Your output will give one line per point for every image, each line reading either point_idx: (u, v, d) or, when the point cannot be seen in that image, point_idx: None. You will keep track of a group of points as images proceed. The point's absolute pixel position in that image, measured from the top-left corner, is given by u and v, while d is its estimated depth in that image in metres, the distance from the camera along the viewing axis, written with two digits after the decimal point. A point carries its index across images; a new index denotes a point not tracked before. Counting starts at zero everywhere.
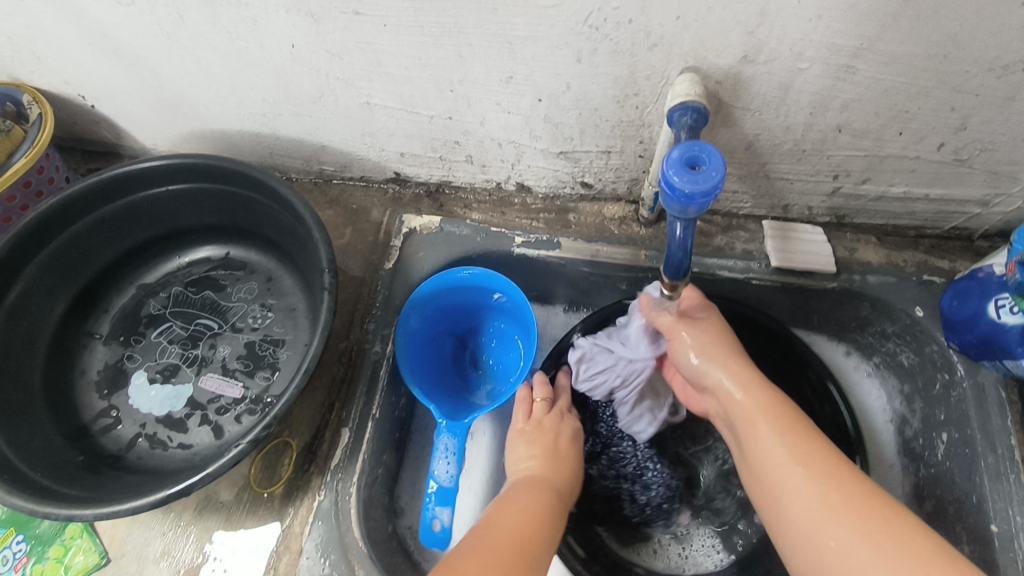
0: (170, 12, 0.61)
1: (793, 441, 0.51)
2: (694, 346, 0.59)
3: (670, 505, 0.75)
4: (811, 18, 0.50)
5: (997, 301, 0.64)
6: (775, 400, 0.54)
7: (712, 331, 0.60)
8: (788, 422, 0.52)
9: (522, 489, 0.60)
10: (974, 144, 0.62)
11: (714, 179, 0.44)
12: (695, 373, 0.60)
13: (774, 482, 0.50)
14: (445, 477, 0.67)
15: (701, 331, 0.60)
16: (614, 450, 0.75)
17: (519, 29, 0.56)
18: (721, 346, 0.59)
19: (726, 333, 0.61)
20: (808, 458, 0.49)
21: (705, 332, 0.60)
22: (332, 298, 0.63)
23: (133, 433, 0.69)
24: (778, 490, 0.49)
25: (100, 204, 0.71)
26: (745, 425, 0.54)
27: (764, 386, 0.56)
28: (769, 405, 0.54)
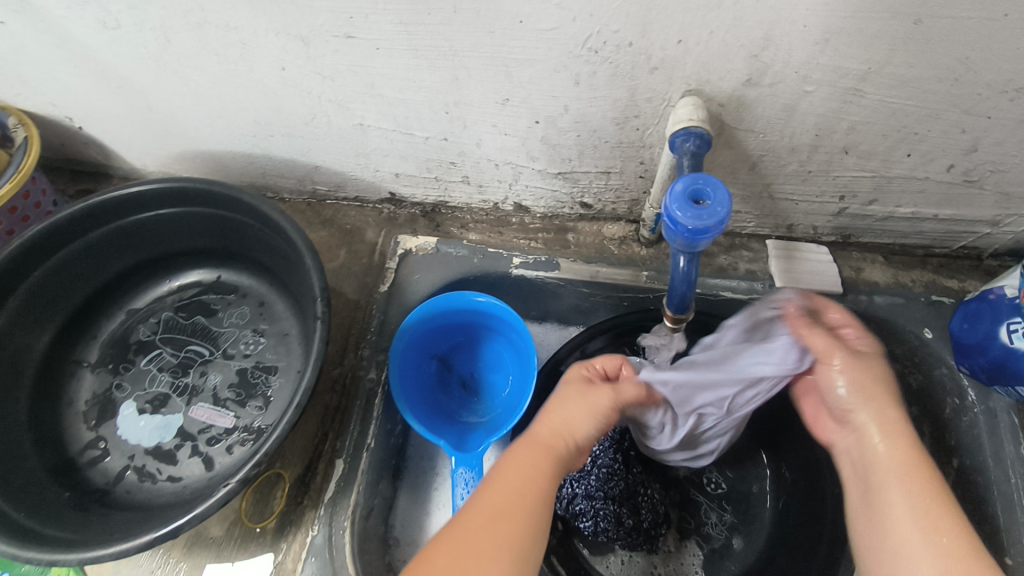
0: (156, 35, 0.59)
1: (918, 500, 0.47)
2: (844, 381, 0.53)
3: (658, 530, 0.73)
4: (818, 41, 0.49)
5: (1009, 325, 0.62)
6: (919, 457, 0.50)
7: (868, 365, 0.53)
8: (924, 487, 0.48)
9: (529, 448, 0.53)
10: (985, 166, 0.60)
11: (719, 214, 0.42)
12: (839, 406, 0.54)
13: (886, 533, 0.47)
14: None
15: (850, 362, 0.53)
16: (605, 469, 0.73)
17: (515, 51, 0.54)
18: (871, 383, 0.52)
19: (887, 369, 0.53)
20: (928, 521, 0.46)
21: (866, 368, 0.53)
22: (325, 327, 0.62)
23: (121, 466, 0.68)
24: (900, 563, 0.46)
25: (87, 230, 0.69)
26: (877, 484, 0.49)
27: (910, 439, 0.50)
28: (905, 457, 0.49)
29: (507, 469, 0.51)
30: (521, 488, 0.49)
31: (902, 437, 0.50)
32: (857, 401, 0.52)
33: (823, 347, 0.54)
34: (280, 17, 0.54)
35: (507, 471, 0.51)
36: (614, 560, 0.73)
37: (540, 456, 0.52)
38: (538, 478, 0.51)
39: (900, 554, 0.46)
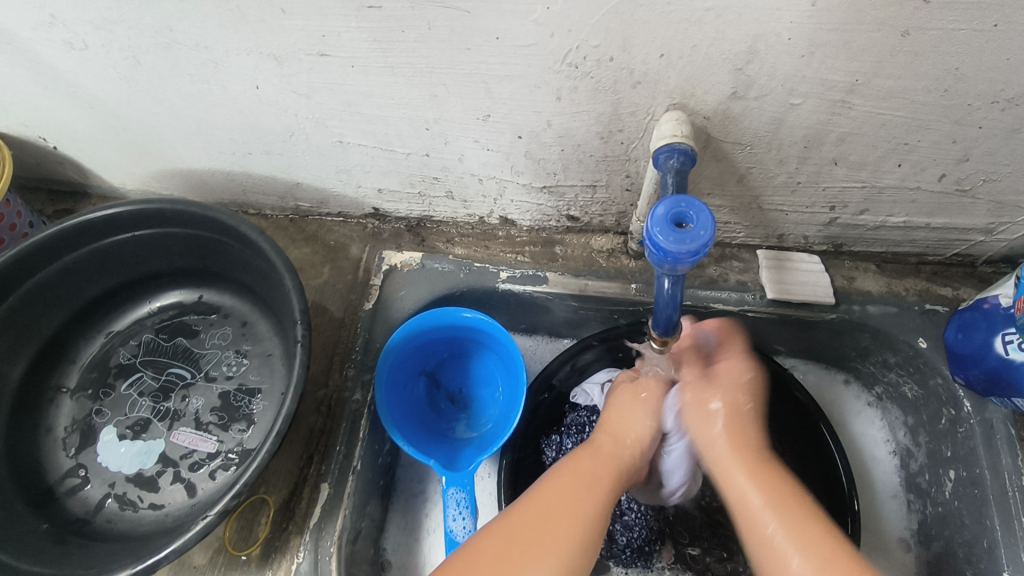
0: (126, 56, 0.58)
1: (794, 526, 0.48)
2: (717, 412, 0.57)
3: (653, 545, 0.72)
4: (803, 54, 0.47)
5: (1004, 335, 0.61)
6: (769, 473, 0.52)
7: (718, 394, 0.58)
8: (780, 498, 0.50)
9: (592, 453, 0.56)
10: (977, 175, 0.59)
11: (703, 238, 0.41)
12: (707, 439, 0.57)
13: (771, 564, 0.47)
14: (462, 533, 0.65)
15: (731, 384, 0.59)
16: None
17: (495, 68, 0.53)
18: (733, 407, 0.57)
19: (753, 400, 0.59)
20: (805, 540, 0.47)
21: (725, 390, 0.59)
22: (306, 350, 0.60)
23: (102, 494, 0.66)
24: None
25: (61, 253, 0.67)
26: (735, 491, 0.53)
27: (749, 461, 0.54)
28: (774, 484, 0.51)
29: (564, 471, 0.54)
30: (577, 495, 0.51)
31: (741, 456, 0.54)
32: (715, 427, 0.56)
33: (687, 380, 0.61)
34: (252, 36, 0.53)
35: (565, 468, 0.54)
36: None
37: (606, 459, 0.56)
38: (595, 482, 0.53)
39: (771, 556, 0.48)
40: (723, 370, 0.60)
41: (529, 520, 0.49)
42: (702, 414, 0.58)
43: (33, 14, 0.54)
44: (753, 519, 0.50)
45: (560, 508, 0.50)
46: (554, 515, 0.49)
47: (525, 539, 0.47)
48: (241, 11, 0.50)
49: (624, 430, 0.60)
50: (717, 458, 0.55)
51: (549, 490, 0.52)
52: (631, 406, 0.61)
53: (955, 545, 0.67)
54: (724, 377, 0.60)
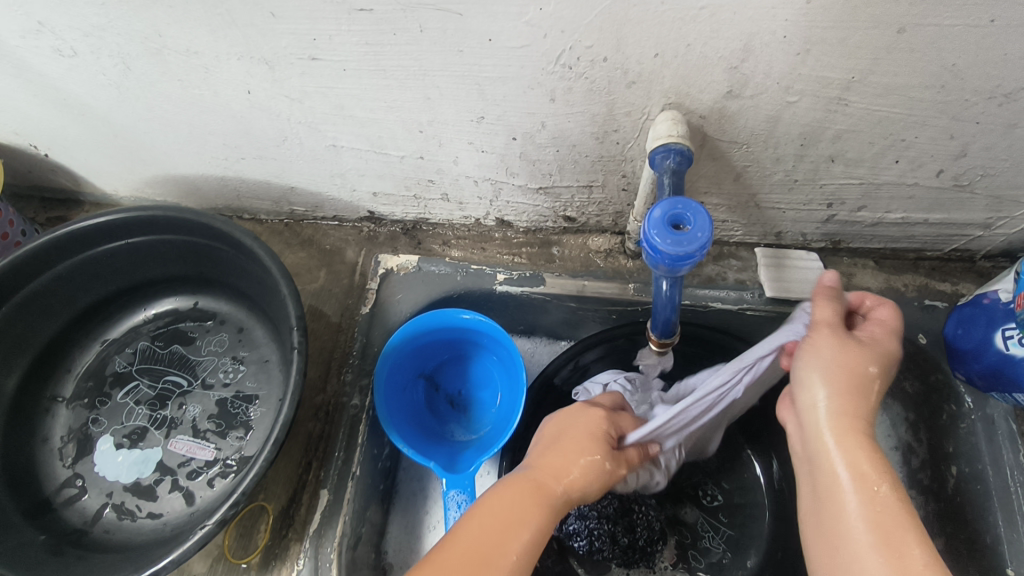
0: (115, 62, 0.57)
1: (881, 519, 0.42)
2: (826, 382, 0.47)
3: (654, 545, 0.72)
4: (799, 52, 0.47)
5: (1004, 331, 0.61)
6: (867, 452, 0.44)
7: (874, 358, 0.47)
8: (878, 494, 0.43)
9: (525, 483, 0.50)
10: (975, 170, 0.59)
11: (700, 240, 0.41)
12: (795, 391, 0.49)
13: (841, 549, 0.42)
14: None
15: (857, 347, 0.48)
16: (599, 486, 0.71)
17: (487, 69, 0.52)
18: (865, 377, 0.46)
19: (887, 375, 0.47)
20: (889, 536, 0.41)
21: (846, 356, 0.47)
22: (303, 356, 0.60)
23: (99, 503, 0.66)
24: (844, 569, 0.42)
25: (53, 263, 0.67)
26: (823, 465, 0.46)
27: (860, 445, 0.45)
28: (867, 462, 0.44)
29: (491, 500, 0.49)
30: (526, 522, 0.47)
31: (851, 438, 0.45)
32: (829, 394, 0.46)
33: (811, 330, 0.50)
34: (241, 41, 0.52)
35: (512, 502, 0.48)
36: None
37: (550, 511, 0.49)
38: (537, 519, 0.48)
39: (848, 551, 0.42)
40: (869, 337, 0.49)
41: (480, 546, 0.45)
42: (809, 371, 0.48)
43: (20, 22, 0.53)
44: (840, 502, 0.44)
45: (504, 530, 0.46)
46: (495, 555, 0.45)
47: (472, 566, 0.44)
48: (230, 16, 0.50)
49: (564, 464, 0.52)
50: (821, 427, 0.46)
51: (492, 510, 0.48)
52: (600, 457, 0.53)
53: None
54: (865, 343, 0.48)
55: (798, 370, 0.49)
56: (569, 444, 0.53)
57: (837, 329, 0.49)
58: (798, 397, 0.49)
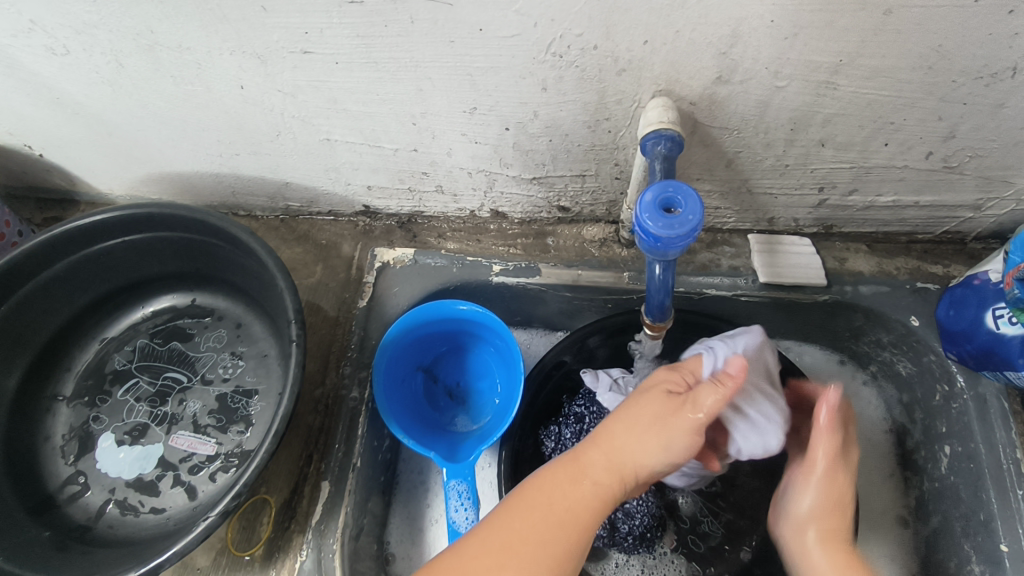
0: (108, 60, 0.58)
1: None
2: (815, 504, 0.54)
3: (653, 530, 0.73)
4: (787, 36, 0.47)
5: (994, 311, 0.61)
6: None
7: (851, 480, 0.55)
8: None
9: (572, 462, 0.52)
10: (964, 152, 0.60)
11: (691, 223, 0.41)
12: (795, 516, 0.55)
13: None
14: (465, 524, 0.66)
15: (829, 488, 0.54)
16: None
17: (478, 60, 0.53)
18: (843, 503, 0.54)
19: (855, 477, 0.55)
20: None
21: (833, 484, 0.54)
22: (301, 349, 0.60)
23: (102, 499, 0.66)
24: None
25: (50, 262, 0.67)
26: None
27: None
28: None
29: (535, 486, 0.52)
30: (558, 507, 0.50)
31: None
32: (818, 522, 0.54)
33: (814, 454, 0.55)
34: (233, 35, 0.53)
35: (541, 489, 0.51)
36: (609, 564, 0.72)
37: (593, 486, 0.51)
38: (570, 503, 0.50)
39: None
40: (849, 451, 0.56)
41: (508, 535, 0.49)
42: (803, 491, 0.55)
43: (13, 21, 0.54)
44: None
45: (530, 517, 0.49)
46: (518, 543, 0.48)
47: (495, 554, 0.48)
48: (221, 10, 0.50)
49: (616, 436, 0.52)
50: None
51: (530, 499, 0.51)
52: (648, 420, 0.51)
53: (953, 519, 0.68)
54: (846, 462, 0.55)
55: (798, 497, 0.55)
56: (624, 412, 0.53)
57: (832, 458, 0.54)
58: (790, 517, 0.56)
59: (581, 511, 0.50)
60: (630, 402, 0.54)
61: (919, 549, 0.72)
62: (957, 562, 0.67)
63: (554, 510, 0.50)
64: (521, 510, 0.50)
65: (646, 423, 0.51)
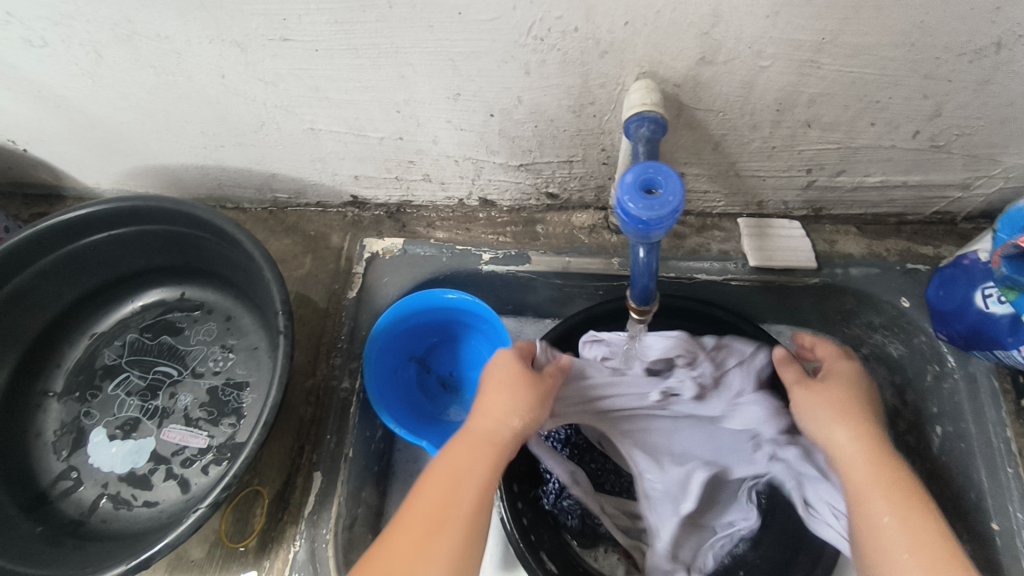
0: (87, 51, 0.57)
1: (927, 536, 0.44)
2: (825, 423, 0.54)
3: None
4: (768, 14, 0.47)
5: (983, 290, 0.61)
6: (896, 480, 0.48)
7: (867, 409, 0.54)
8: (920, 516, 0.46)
9: (461, 445, 0.50)
10: (951, 130, 0.59)
11: (672, 204, 0.41)
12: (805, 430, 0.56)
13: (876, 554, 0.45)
14: None
15: (849, 387, 0.55)
16: (593, 464, 0.72)
17: (459, 44, 0.52)
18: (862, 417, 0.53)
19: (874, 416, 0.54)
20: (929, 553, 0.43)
21: (830, 395, 0.55)
22: (288, 340, 0.60)
23: (95, 494, 0.66)
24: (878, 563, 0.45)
25: (37, 257, 0.67)
26: (863, 488, 0.49)
27: (888, 477, 0.48)
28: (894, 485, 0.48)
29: (437, 470, 0.49)
30: (455, 484, 0.47)
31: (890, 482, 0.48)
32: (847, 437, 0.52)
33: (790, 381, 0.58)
34: (211, 23, 0.52)
35: (436, 475, 0.48)
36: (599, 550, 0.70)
37: (479, 456, 0.49)
38: (468, 477, 0.48)
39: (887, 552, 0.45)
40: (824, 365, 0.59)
41: (419, 521, 0.45)
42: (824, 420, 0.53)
43: None
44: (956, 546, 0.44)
45: (434, 499, 0.46)
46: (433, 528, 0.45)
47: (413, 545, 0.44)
48: None
49: (487, 417, 0.52)
50: (848, 454, 0.51)
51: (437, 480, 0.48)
52: (513, 389, 0.54)
53: None
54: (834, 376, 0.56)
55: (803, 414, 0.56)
56: (489, 396, 0.53)
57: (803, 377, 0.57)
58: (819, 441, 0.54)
59: (478, 478, 0.48)
60: (486, 384, 0.55)
61: None
62: None
63: (462, 481, 0.48)
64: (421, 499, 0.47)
65: (503, 388, 0.54)
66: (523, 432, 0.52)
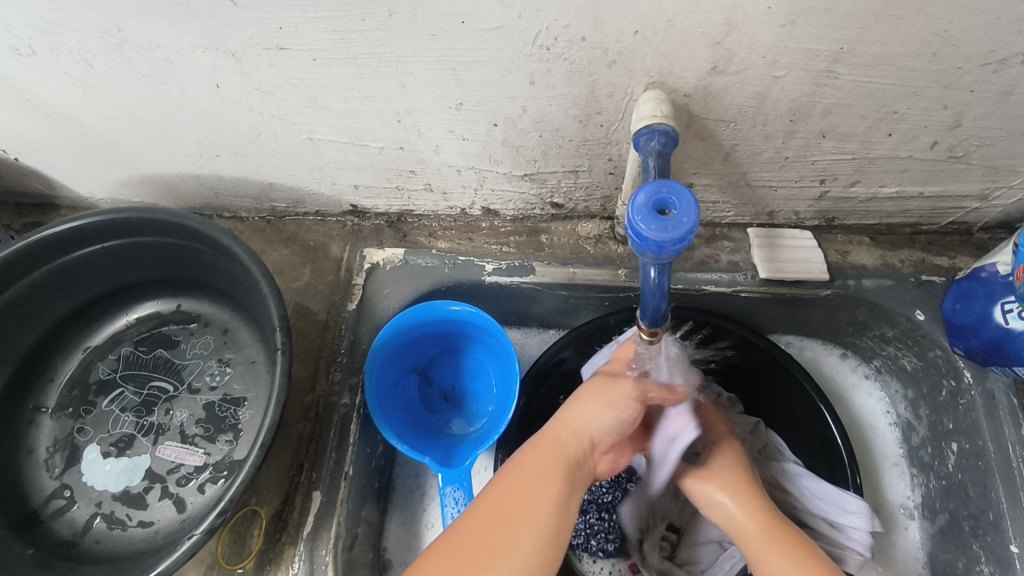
0: (76, 60, 0.55)
1: None
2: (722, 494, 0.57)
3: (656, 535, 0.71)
4: (784, 23, 0.45)
5: (1003, 304, 0.59)
6: (782, 542, 0.52)
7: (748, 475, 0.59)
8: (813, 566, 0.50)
9: (542, 446, 0.51)
10: (970, 141, 0.57)
11: (686, 225, 0.39)
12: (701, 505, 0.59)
13: None
14: None
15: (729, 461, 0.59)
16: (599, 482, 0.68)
17: (462, 54, 0.50)
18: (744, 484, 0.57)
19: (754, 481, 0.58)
20: None
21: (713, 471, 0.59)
22: (286, 358, 0.58)
23: (88, 514, 0.65)
24: None
25: (29, 270, 0.65)
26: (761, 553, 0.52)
27: (775, 536, 0.53)
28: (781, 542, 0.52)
29: (513, 471, 0.50)
30: (532, 486, 0.48)
31: (777, 545, 0.52)
32: (733, 506, 0.56)
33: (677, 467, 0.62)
34: (205, 32, 0.50)
35: (513, 473, 0.49)
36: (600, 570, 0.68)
37: (555, 461, 0.50)
38: (547, 478, 0.49)
39: None
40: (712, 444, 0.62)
41: (487, 520, 0.46)
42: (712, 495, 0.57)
43: None
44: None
45: (506, 498, 0.47)
46: (506, 529, 0.46)
47: (484, 543, 0.45)
48: (190, 6, 0.48)
49: (578, 422, 0.53)
50: (744, 527, 0.54)
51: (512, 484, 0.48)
52: (602, 401, 0.54)
53: (961, 518, 0.67)
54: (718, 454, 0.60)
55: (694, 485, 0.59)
56: (581, 403, 0.55)
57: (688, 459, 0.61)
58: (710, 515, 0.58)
59: (553, 482, 0.49)
60: (580, 393, 0.56)
61: (924, 546, 0.70)
62: (965, 561, 0.66)
63: (538, 485, 0.48)
64: (491, 501, 0.48)
65: (588, 396, 0.55)
66: (604, 436, 0.54)
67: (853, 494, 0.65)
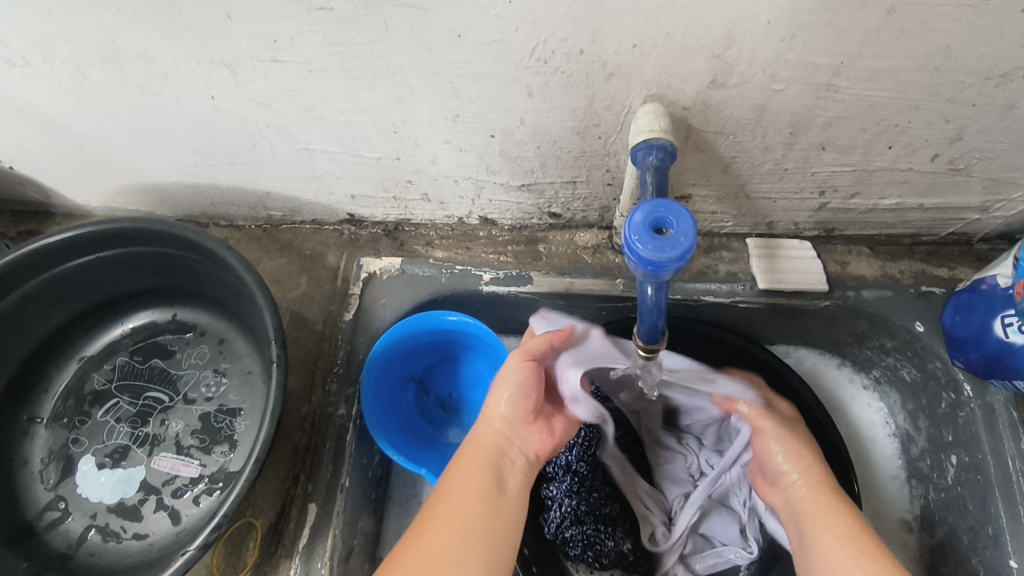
0: (70, 71, 0.55)
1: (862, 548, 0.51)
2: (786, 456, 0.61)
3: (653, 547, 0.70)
4: (784, 37, 0.45)
5: (1003, 318, 0.58)
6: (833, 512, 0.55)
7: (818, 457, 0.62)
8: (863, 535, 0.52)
9: (468, 451, 0.53)
10: (972, 153, 0.57)
11: (683, 246, 0.39)
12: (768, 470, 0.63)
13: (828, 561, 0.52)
14: None
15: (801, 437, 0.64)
16: (596, 493, 0.67)
17: (459, 66, 0.50)
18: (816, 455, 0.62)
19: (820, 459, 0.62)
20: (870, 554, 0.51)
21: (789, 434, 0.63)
22: (281, 372, 0.58)
23: (84, 526, 0.64)
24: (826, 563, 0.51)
25: (24, 280, 0.65)
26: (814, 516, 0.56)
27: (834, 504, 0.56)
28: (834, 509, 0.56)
29: (448, 478, 0.51)
30: (463, 488, 0.50)
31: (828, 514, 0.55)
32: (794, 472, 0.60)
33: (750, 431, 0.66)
34: (199, 44, 0.50)
35: (447, 482, 0.51)
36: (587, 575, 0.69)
37: (477, 458, 0.53)
38: (476, 477, 0.51)
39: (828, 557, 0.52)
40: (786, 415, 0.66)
41: (431, 527, 0.48)
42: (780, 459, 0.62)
43: None
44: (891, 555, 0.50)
45: (443, 507, 0.49)
46: (445, 537, 0.47)
47: (429, 556, 0.46)
48: (185, 18, 0.47)
49: (494, 412, 0.56)
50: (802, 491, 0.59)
51: (447, 492, 0.50)
52: (510, 381, 0.57)
53: (960, 531, 0.66)
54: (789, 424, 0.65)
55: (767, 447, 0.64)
56: (495, 391, 0.57)
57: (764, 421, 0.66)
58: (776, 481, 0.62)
59: (481, 479, 0.51)
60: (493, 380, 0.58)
61: (922, 557, 0.70)
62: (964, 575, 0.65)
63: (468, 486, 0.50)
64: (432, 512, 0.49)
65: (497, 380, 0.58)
66: (517, 410, 0.56)
67: (857, 510, 0.64)
